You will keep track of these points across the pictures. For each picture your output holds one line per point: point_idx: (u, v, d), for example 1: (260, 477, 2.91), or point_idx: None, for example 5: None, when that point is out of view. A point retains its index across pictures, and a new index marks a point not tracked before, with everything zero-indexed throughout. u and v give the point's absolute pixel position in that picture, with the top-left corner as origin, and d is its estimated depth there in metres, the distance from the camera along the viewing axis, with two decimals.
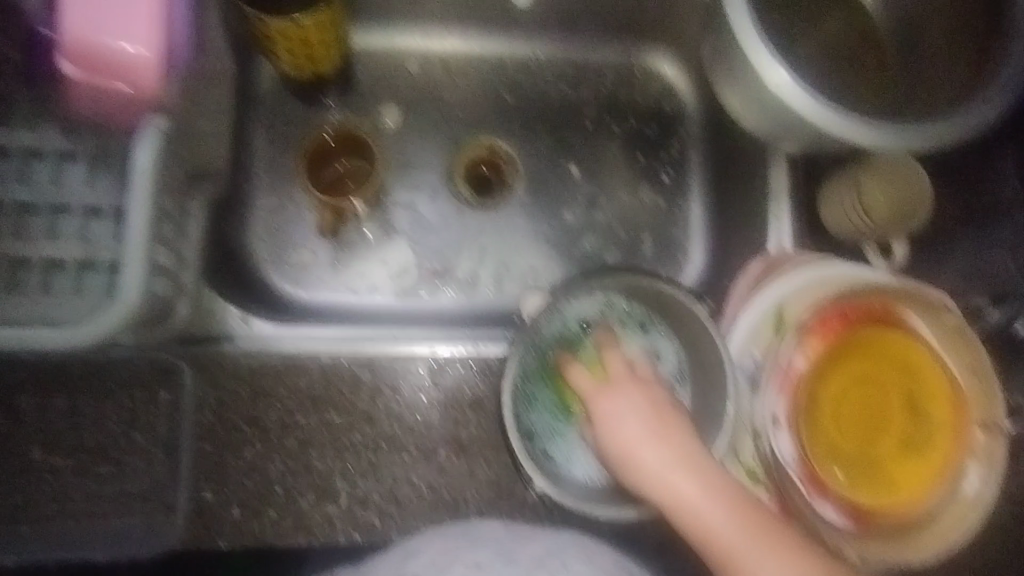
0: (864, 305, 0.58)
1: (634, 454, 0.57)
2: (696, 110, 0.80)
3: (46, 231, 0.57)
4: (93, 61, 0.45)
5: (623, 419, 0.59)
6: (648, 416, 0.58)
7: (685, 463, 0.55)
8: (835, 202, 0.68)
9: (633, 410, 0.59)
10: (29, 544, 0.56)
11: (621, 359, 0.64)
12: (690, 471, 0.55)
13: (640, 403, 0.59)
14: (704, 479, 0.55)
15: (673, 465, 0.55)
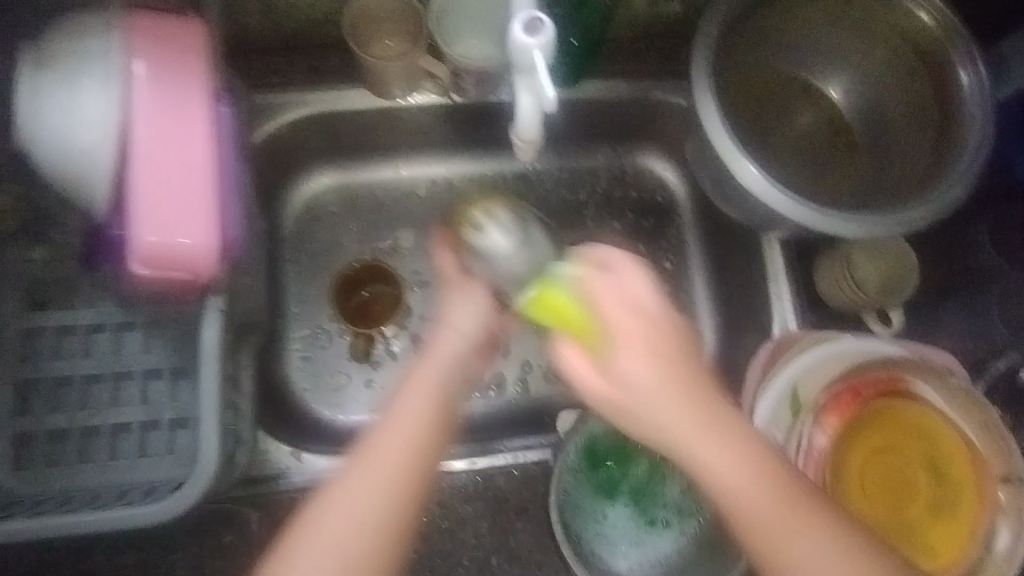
0: (873, 379, 0.62)
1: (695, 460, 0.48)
2: (687, 198, 0.86)
3: (110, 398, 0.61)
4: (156, 257, 0.50)
5: (624, 346, 0.49)
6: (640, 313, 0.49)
7: (738, 462, 0.48)
8: (828, 275, 0.73)
9: (644, 362, 0.48)
10: None
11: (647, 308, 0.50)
12: (771, 484, 0.48)
13: (650, 330, 0.49)
14: (771, 467, 0.49)
15: (730, 456, 0.48)
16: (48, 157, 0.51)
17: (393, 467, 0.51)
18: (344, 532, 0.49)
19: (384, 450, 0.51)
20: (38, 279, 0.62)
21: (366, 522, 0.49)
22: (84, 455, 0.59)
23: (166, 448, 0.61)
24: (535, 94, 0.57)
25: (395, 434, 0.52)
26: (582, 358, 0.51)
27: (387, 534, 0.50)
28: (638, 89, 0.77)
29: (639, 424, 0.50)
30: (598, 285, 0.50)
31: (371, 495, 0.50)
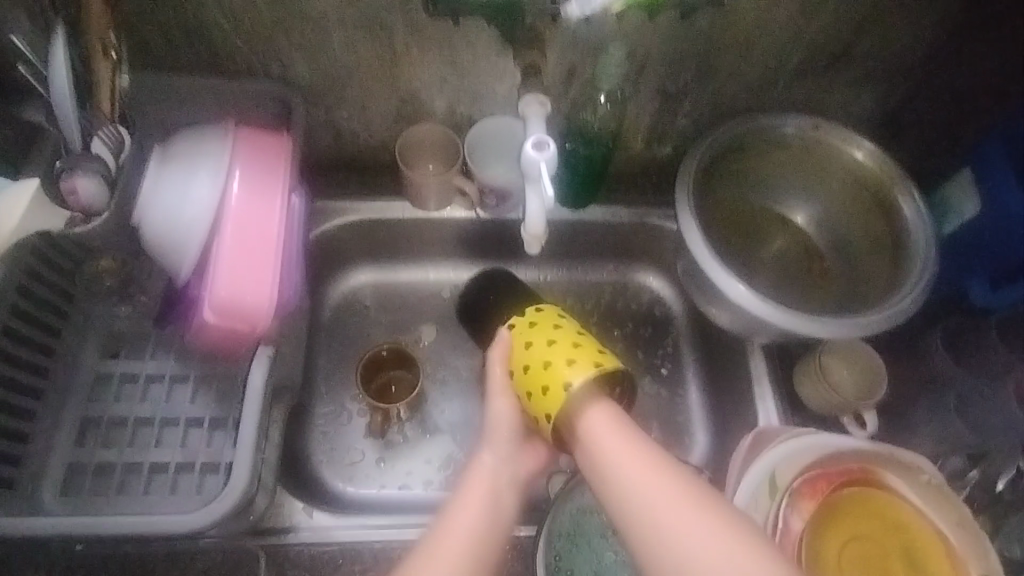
0: (845, 468, 0.67)
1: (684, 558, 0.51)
2: (682, 313, 0.97)
3: (155, 440, 0.69)
4: (228, 312, 0.61)
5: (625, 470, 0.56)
6: (644, 458, 0.56)
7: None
8: (807, 378, 0.80)
9: (664, 489, 0.54)
10: None
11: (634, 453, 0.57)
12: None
13: (663, 472, 0.55)
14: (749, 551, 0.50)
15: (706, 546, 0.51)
16: (153, 230, 0.64)
17: (468, 545, 0.58)
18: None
19: (466, 534, 0.59)
20: (116, 333, 0.73)
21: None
22: (122, 489, 0.66)
23: (195, 489, 0.67)
24: (543, 198, 0.70)
25: (466, 527, 0.59)
26: (636, 480, 0.55)
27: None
28: (637, 215, 0.91)
29: (676, 550, 0.51)
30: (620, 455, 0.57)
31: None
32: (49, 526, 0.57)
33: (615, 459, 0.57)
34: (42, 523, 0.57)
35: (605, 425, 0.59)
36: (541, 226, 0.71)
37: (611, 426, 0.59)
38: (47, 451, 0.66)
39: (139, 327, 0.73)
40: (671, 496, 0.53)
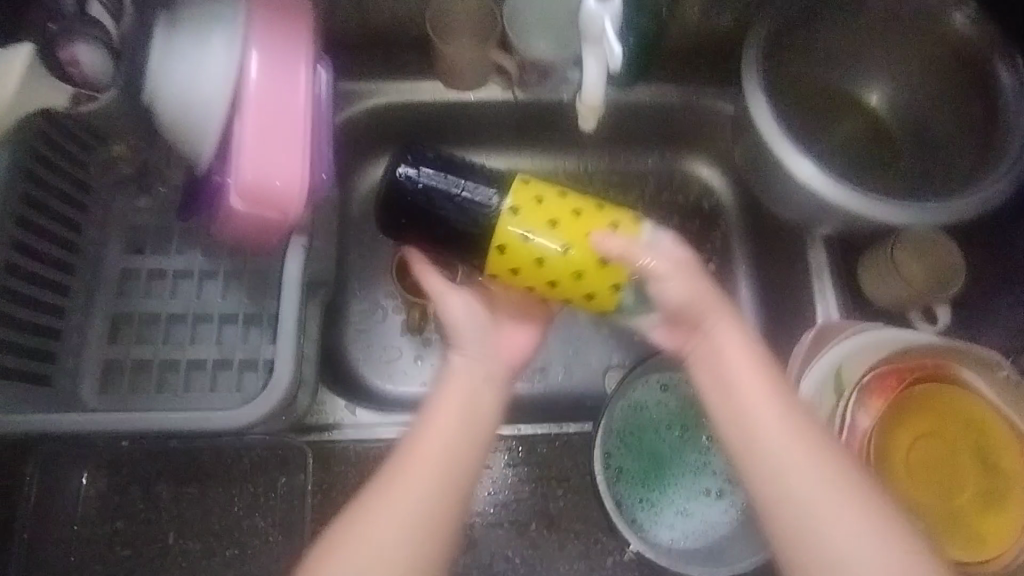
0: (918, 365, 0.62)
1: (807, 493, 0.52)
2: (733, 204, 0.89)
3: (189, 337, 0.66)
4: (254, 197, 0.56)
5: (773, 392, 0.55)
6: (756, 365, 0.56)
7: (871, 533, 0.50)
8: (873, 270, 0.75)
9: (777, 411, 0.54)
10: None
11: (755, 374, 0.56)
12: (877, 534, 0.50)
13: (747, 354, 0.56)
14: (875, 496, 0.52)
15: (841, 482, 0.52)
16: (166, 107, 0.57)
17: (433, 466, 0.54)
18: (384, 551, 0.51)
19: (433, 449, 0.55)
20: (139, 227, 0.68)
21: (410, 527, 0.51)
22: (161, 386, 0.64)
23: (235, 386, 0.65)
24: (602, 56, 0.61)
25: (425, 442, 0.55)
26: (726, 353, 0.56)
27: (430, 533, 0.52)
28: (686, 95, 0.83)
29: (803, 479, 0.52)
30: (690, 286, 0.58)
31: (406, 506, 0.52)
32: (87, 423, 0.55)
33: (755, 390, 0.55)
34: (81, 419, 0.55)
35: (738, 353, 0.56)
36: (598, 91, 0.64)
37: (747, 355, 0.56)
38: (81, 348, 0.64)
39: (161, 219, 0.69)
40: (782, 419, 0.54)
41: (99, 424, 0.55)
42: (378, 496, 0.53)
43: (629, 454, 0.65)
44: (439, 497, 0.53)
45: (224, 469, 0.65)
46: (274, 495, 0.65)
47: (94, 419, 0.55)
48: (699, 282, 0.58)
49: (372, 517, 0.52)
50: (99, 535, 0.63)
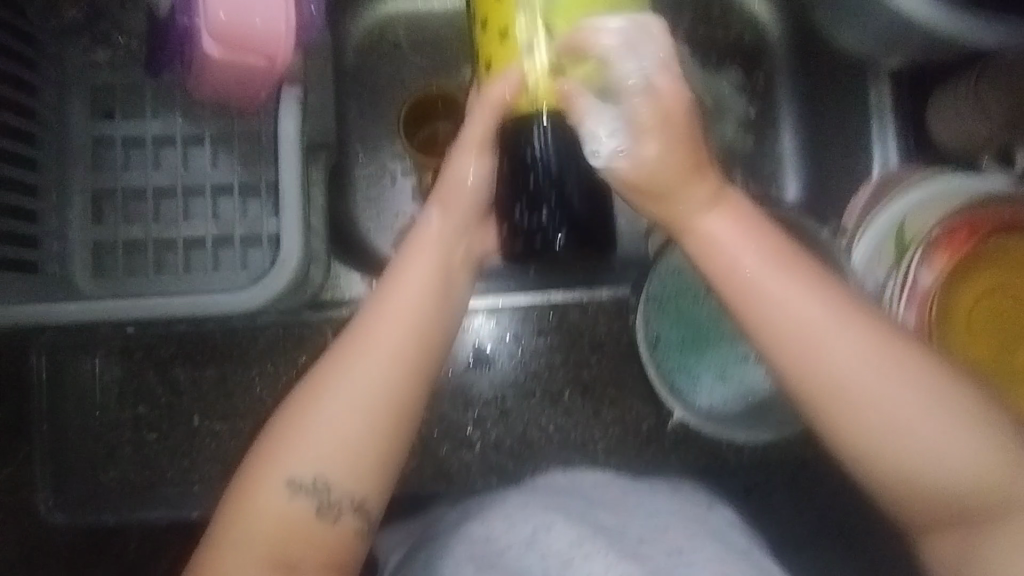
0: (994, 216, 0.56)
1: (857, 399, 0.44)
2: (781, 33, 0.77)
3: (183, 213, 0.60)
4: (232, 40, 0.47)
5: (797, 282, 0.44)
6: (762, 232, 0.45)
7: (930, 414, 0.44)
8: (942, 109, 0.67)
9: (805, 290, 0.44)
10: (192, 492, 0.61)
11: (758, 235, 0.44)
12: (940, 409, 0.44)
13: (735, 208, 0.45)
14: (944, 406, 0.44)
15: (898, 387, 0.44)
16: None
17: (397, 338, 0.45)
18: (343, 431, 0.44)
19: (398, 315, 0.45)
20: (104, 85, 0.59)
21: (373, 406, 0.44)
22: (160, 266, 0.59)
23: (240, 263, 0.60)
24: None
25: (382, 309, 0.46)
26: (719, 225, 0.44)
27: (393, 411, 0.45)
28: None
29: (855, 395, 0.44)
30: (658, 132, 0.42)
31: (366, 383, 0.44)
32: (79, 313, 0.50)
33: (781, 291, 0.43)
34: (73, 307, 0.50)
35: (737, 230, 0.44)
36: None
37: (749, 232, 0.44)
38: (65, 228, 0.57)
39: (129, 76, 0.59)
40: (818, 301, 0.44)
41: (96, 311, 0.50)
42: (336, 370, 0.45)
43: (670, 318, 0.61)
44: (402, 371, 0.45)
45: (240, 350, 0.62)
46: (295, 374, 0.62)
47: (88, 306, 0.50)
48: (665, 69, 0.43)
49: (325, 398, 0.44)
50: (121, 420, 0.61)
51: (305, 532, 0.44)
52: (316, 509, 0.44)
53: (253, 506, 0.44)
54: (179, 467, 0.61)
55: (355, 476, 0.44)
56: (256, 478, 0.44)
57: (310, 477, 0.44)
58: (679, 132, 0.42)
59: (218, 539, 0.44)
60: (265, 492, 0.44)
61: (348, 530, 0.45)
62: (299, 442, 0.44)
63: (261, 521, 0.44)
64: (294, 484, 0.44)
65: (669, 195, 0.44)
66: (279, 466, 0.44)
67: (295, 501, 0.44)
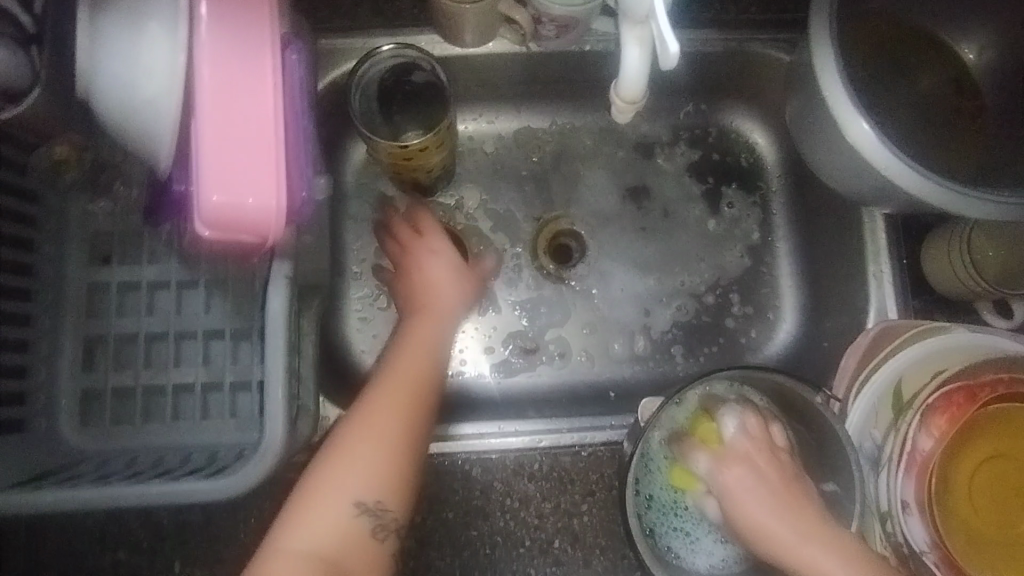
0: (993, 380, 0.54)
1: (762, 529, 0.56)
2: (775, 163, 0.81)
3: (174, 359, 0.60)
4: (226, 223, 0.47)
5: (744, 500, 0.58)
6: (750, 475, 0.59)
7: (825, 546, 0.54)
8: (939, 256, 0.66)
9: (763, 505, 0.57)
10: None
11: (765, 523, 0.56)
12: (815, 537, 0.54)
13: (786, 516, 0.56)
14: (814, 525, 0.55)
15: (802, 539, 0.55)
16: (111, 108, 0.48)
17: (410, 381, 0.62)
18: (377, 476, 0.56)
19: (415, 371, 0.63)
20: (102, 233, 0.60)
21: (404, 421, 0.58)
22: (148, 413, 0.59)
23: (228, 409, 0.60)
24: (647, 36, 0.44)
25: (393, 357, 0.64)
26: (743, 509, 0.58)
27: (413, 423, 0.59)
28: (732, 43, 0.72)
29: (765, 523, 0.56)
30: (745, 513, 0.58)
31: (386, 411, 0.59)
32: (53, 504, 0.48)
33: (745, 505, 0.58)
34: (45, 497, 0.48)
35: (741, 482, 0.59)
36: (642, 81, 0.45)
37: (745, 484, 0.58)
38: (53, 378, 0.58)
39: (128, 224, 0.60)
40: (840, 563, 0.52)
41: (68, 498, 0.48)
42: (366, 410, 0.59)
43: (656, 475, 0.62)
44: (411, 402, 0.60)
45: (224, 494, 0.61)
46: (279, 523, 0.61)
47: (61, 497, 0.48)
48: (750, 491, 0.58)
49: (365, 430, 0.57)
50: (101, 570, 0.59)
51: (357, 548, 0.54)
52: (372, 530, 0.55)
53: (309, 519, 0.53)
54: None
55: (395, 487, 0.56)
56: (313, 501, 0.54)
57: (370, 500, 0.55)
58: (747, 495, 0.58)
59: (275, 550, 0.52)
60: (333, 513, 0.54)
61: (394, 523, 0.56)
62: (338, 483, 0.55)
63: (318, 538, 0.53)
64: (360, 505, 0.55)
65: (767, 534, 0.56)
66: (334, 493, 0.54)
67: (356, 523, 0.54)
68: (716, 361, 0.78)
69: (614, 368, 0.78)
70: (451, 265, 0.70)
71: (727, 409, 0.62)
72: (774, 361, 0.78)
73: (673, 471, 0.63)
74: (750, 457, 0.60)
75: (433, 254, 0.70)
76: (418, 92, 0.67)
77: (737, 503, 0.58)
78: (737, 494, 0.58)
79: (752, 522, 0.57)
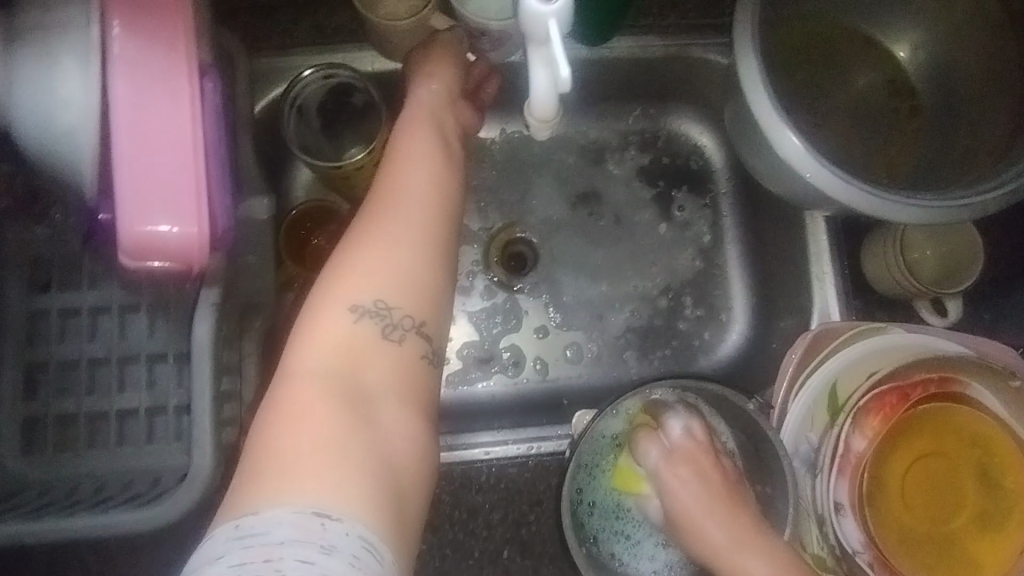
0: (922, 381, 0.55)
1: (694, 524, 0.58)
2: (724, 166, 0.81)
3: (116, 382, 0.60)
4: (149, 249, 0.47)
5: (679, 494, 0.60)
6: (688, 469, 0.60)
7: (750, 546, 0.55)
8: (875, 258, 0.67)
9: (694, 498, 0.59)
10: None
11: (698, 517, 0.58)
12: (740, 534, 0.56)
13: (717, 512, 0.57)
14: (739, 522, 0.57)
15: (730, 537, 0.56)
16: (38, 140, 0.48)
17: (417, 180, 0.56)
18: (386, 274, 0.51)
19: (415, 170, 0.57)
20: (42, 260, 0.60)
21: (410, 223, 0.53)
22: (92, 438, 0.59)
23: (172, 432, 0.60)
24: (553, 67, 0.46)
25: (433, 151, 0.59)
26: (679, 500, 0.59)
27: (426, 233, 0.53)
28: (672, 48, 0.73)
29: (695, 520, 0.58)
30: (679, 507, 0.59)
31: (392, 209, 0.54)
32: None
33: (679, 498, 0.59)
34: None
35: (677, 476, 0.60)
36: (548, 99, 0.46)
37: (679, 477, 0.60)
38: None
39: (68, 250, 0.61)
40: (762, 563, 0.53)
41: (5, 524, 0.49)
42: (365, 219, 0.54)
43: (598, 484, 0.64)
44: (421, 203, 0.55)
45: None
46: None
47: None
48: (686, 484, 0.59)
49: (375, 230, 0.53)
50: None
51: (369, 352, 0.49)
52: (382, 331, 0.49)
53: (309, 364, 0.47)
54: None
55: (412, 299, 0.51)
56: (310, 348, 0.48)
57: (370, 301, 0.50)
58: (683, 488, 0.59)
59: (283, 386, 0.46)
60: (332, 323, 0.49)
61: (411, 351, 0.50)
62: (344, 282, 0.50)
63: (324, 354, 0.48)
64: (359, 308, 0.49)
65: (697, 526, 0.58)
66: (340, 300, 0.50)
67: (360, 328, 0.49)
68: (669, 364, 0.79)
69: (568, 375, 0.78)
70: (450, 74, 0.65)
71: (671, 414, 0.63)
72: (727, 363, 0.79)
73: (616, 476, 0.64)
74: (689, 451, 0.61)
75: (438, 72, 0.64)
76: (357, 112, 0.67)
77: (672, 495, 0.60)
78: (672, 488, 0.60)
79: (684, 512, 0.59)
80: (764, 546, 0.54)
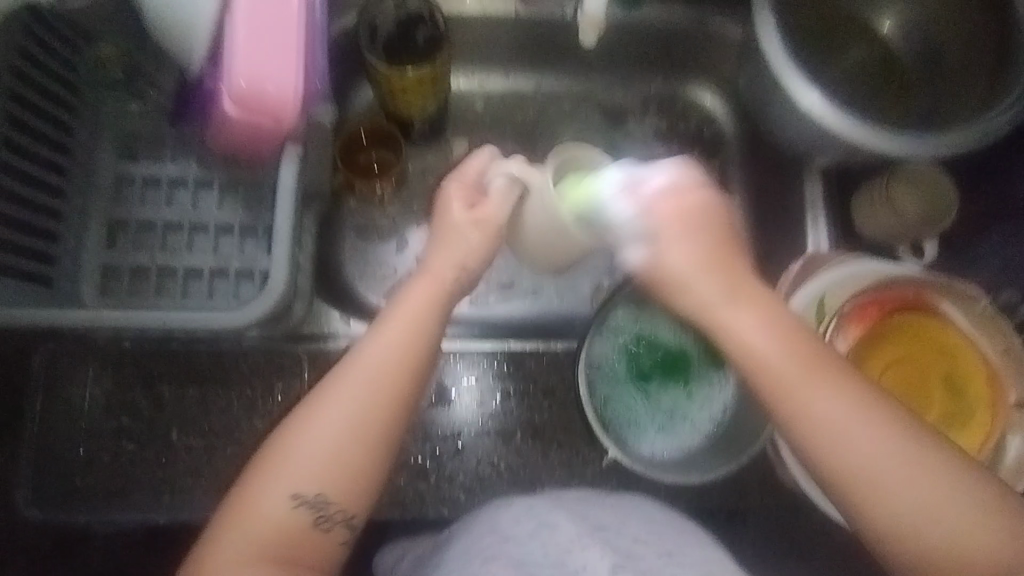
0: (901, 293, 0.63)
1: (777, 374, 0.50)
2: (732, 129, 0.89)
3: (186, 245, 0.67)
4: (248, 103, 0.55)
5: (745, 324, 0.51)
6: (759, 305, 0.52)
7: (853, 411, 0.48)
8: (865, 205, 0.76)
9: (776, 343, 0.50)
10: (162, 497, 0.67)
11: (780, 364, 0.50)
12: (841, 390, 0.49)
13: (804, 356, 0.50)
14: (834, 377, 0.50)
15: (828, 392, 0.49)
16: (160, 6, 0.56)
17: (377, 385, 0.51)
18: (349, 406, 0.50)
19: (375, 371, 0.52)
20: (132, 133, 0.68)
21: (359, 421, 0.50)
22: (159, 290, 0.66)
23: (231, 294, 0.67)
24: None
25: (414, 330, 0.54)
26: (751, 343, 0.51)
27: (376, 423, 0.51)
28: (695, 16, 0.83)
29: (767, 365, 0.50)
30: (749, 341, 0.51)
31: (359, 400, 0.51)
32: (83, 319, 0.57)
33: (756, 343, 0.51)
34: (80, 323, 0.57)
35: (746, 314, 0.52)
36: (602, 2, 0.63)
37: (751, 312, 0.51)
38: (79, 251, 0.65)
39: (155, 126, 0.68)
40: (869, 424, 0.48)
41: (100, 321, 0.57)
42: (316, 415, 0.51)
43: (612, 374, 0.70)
44: (391, 404, 0.51)
45: (225, 372, 0.70)
46: (272, 401, 0.70)
47: (93, 321, 0.57)
48: (758, 318, 0.51)
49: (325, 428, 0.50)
50: (108, 430, 0.67)
51: (298, 536, 0.50)
52: (314, 519, 0.50)
53: (273, 477, 0.49)
54: (154, 479, 0.67)
55: (345, 489, 0.50)
56: (268, 479, 0.49)
57: (325, 470, 0.49)
58: (756, 325, 0.51)
59: (251, 483, 0.50)
60: (285, 475, 0.49)
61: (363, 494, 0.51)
62: (305, 439, 0.50)
63: (289, 462, 0.49)
64: (299, 497, 0.49)
65: (778, 370, 0.50)
66: (303, 438, 0.50)
67: (296, 513, 0.49)
68: None
69: None
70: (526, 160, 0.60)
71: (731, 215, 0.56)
72: None
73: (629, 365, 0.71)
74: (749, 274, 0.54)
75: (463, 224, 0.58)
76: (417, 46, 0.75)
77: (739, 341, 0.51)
78: (740, 326, 0.51)
79: (751, 346, 0.51)
80: (863, 404, 0.49)
